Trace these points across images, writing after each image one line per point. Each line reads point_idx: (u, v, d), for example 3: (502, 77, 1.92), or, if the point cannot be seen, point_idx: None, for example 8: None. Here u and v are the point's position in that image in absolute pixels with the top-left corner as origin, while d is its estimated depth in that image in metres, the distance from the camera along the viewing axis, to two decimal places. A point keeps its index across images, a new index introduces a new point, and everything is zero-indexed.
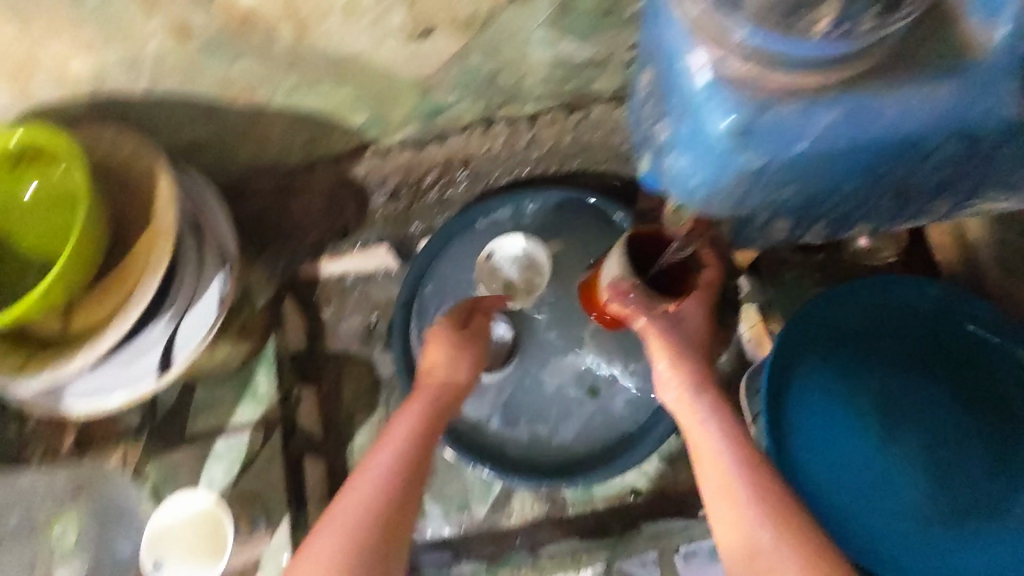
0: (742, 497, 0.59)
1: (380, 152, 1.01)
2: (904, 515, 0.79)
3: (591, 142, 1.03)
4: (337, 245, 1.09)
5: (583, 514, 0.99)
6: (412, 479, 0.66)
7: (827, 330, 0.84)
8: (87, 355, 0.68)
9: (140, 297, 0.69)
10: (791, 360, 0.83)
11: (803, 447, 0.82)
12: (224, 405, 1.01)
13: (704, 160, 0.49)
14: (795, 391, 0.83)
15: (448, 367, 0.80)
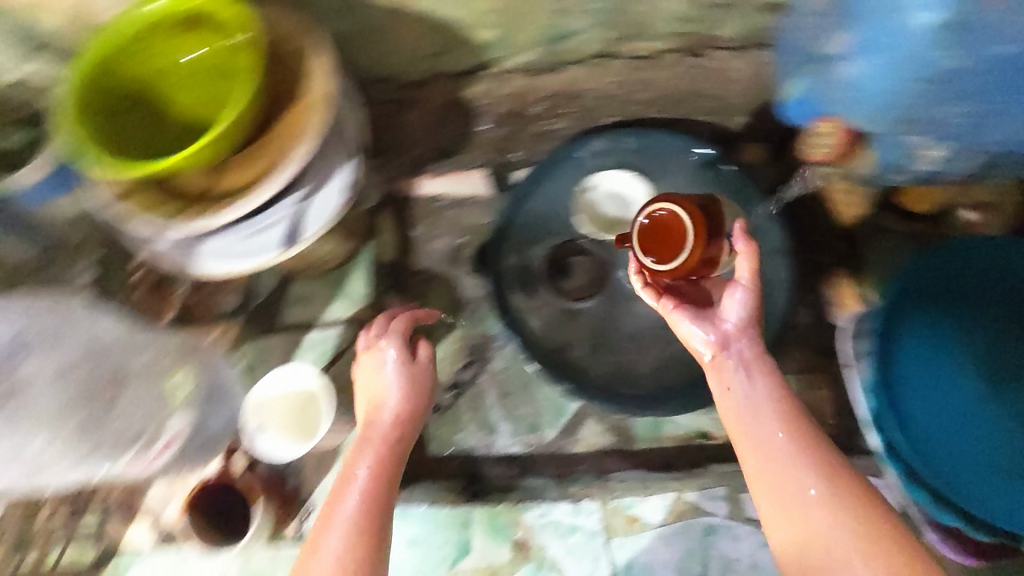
0: (795, 459, 0.69)
1: (496, 75, 1.02)
2: (999, 463, 0.85)
3: (701, 90, 1.05)
4: (438, 163, 1.12)
5: (651, 449, 1.02)
6: (371, 495, 0.75)
7: (937, 286, 0.89)
8: (230, 213, 0.72)
9: (285, 170, 0.72)
10: (899, 317, 0.88)
11: (908, 398, 0.87)
12: (318, 301, 1.06)
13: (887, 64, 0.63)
14: (900, 346, 0.88)
15: (400, 384, 0.89)
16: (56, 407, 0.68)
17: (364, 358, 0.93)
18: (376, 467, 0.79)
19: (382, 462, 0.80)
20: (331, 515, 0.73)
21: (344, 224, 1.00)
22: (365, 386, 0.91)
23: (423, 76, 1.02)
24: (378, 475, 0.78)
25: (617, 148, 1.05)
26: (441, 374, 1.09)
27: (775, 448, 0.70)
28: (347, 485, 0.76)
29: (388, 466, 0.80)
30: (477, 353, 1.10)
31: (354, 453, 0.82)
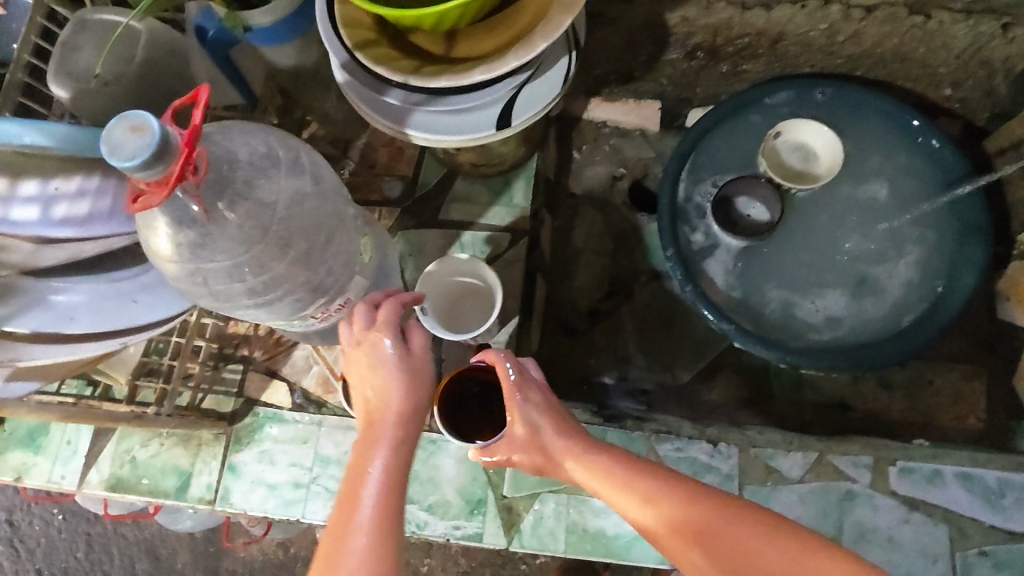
0: (685, 516, 0.59)
1: (704, 3, 0.97)
2: None
3: (911, 54, 1.01)
4: (615, 88, 1.11)
5: (785, 409, 1.00)
6: (386, 518, 0.57)
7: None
8: (453, 80, 0.70)
9: (520, 51, 0.68)
10: None
11: None
12: (477, 204, 1.04)
13: None
14: None
15: (402, 379, 0.67)
16: (263, 225, 0.64)
17: (356, 347, 0.70)
18: (380, 494, 0.58)
19: (383, 487, 0.59)
20: (330, 559, 0.54)
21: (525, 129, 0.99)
22: (359, 385, 0.69)
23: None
24: (386, 496, 0.58)
25: (811, 100, 1.01)
26: (581, 300, 1.08)
27: (672, 514, 0.59)
28: (348, 515, 0.56)
29: (401, 477, 0.61)
30: (621, 286, 1.09)
31: (349, 468, 0.61)
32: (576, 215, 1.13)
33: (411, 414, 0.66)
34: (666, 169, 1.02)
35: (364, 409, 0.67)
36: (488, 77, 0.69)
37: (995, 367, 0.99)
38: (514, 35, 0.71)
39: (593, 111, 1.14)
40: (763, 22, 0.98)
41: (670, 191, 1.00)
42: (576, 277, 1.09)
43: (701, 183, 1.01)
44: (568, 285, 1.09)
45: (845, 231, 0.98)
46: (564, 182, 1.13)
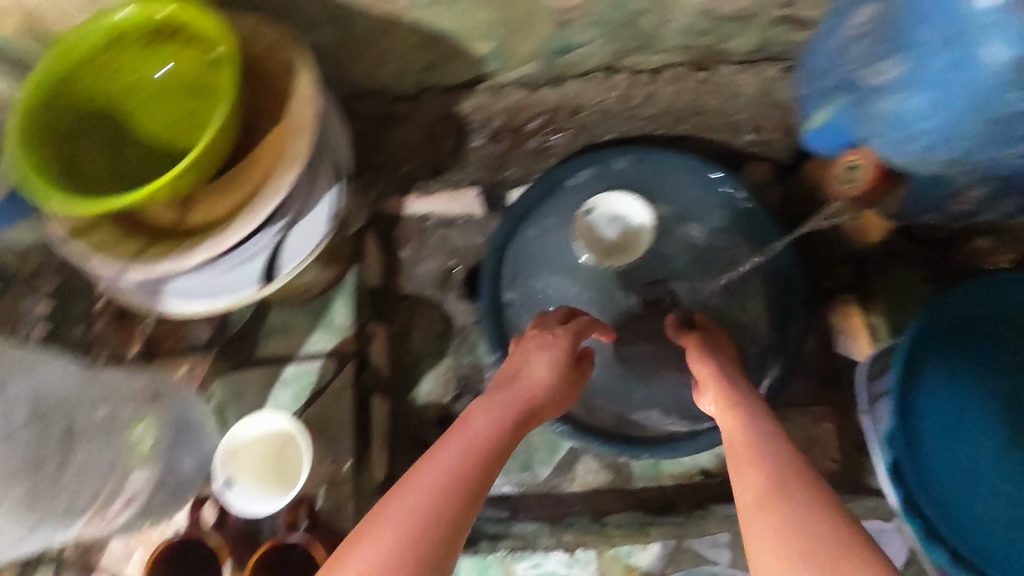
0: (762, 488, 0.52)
1: (493, 89, 0.96)
2: None
3: (705, 106, 0.99)
4: (427, 181, 1.07)
5: (650, 489, 0.98)
6: (485, 467, 0.54)
7: (952, 320, 0.77)
8: (179, 260, 0.63)
9: (246, 218, 0.63)
10: (918, 366, 0.75)
11: (930, 459, 0.74)
12: (297, 332, 0.98)
13: (938, 100, 0.46)
14: (920, 401, 0.75)
15: (541, 370, 0.69)
16: (29, 451, 0.66)
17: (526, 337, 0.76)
18: (479, 444, 0.56)
19: (490, 443, 0.57)
20: (421, 470, 0.52)
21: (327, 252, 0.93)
22: (523, 359, 0.70)
23: (415, 89, 0.95)
24: (490, 450, 0.56)
25: (610, 169, 1.01)
26: (428, 409, 1.03)
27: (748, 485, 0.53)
28: (456, 439, 0.56)
29: (507, 434, 0.59)
30: (468, 385, 1.04)
31: (476, 410, 0.61)
32: (412, 317, 1.07)
33: (543, 412, 0.67)
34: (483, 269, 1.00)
35: (502, 379, 0.69)
36: (215, 251, 0.63)
37: (844, 406, 0.98)
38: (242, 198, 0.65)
39: (413, 206, 1.09)
40: (554, 99, 0.97)
41: (491, 292, 0.99)
42: (421, 384, 1.04)
43: (524, 275, 1.00)
44: (413, 394, 1.04)
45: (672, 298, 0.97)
46: (394, 285, 1.08)
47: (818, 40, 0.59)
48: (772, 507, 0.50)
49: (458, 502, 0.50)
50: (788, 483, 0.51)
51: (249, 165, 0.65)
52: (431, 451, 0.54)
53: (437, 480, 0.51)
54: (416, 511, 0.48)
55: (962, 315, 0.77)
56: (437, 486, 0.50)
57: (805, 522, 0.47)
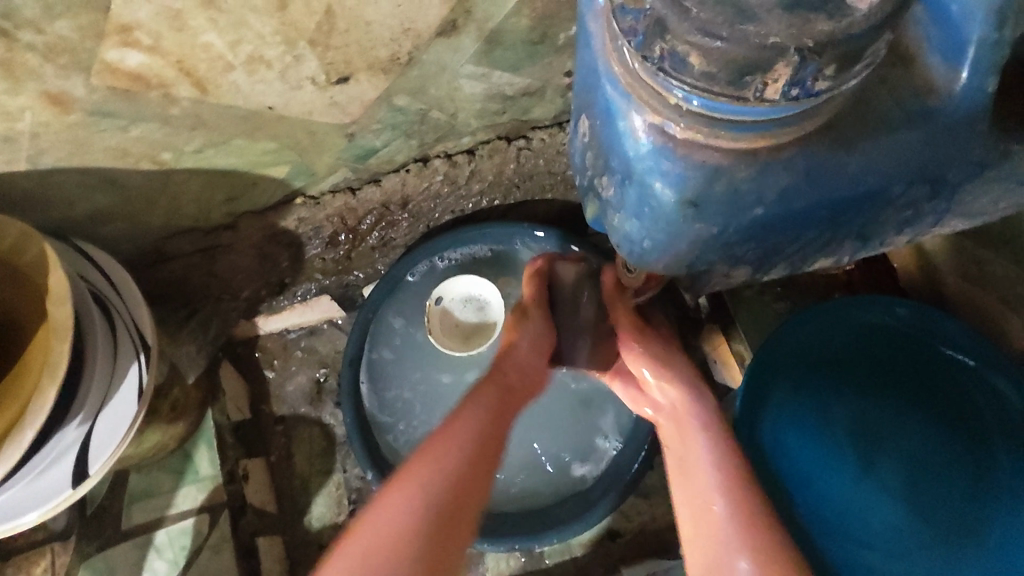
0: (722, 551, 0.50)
1: (312, 201, 0.92)
2: (890, 548, 0.74)
3: (535, 171, 0.98)
4: (273, 301, 1.02)
5: (562, 564, 0.94)
6: (481, 479, 0.53)
7: (798, 355, 0.81)
8: None
9: (6, 451, 0.57)
10: (758, 407, 0.79)
11: (793, 498, 0.76)
12: (162, 493, 0.92)
13: (650, 227, 0.42)
14: (771, 441, 0.78)
15: (530, 343, 0.69)
16: None
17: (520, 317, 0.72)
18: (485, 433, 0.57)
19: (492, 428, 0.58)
20: (413, 480, 0.50)
21: (169, 407, 0.88)
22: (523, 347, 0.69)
23: (228, 219, 0.90)
24: (492, 423, 0.58)
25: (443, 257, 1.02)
26: (324, 534, 0.99)
27: (708, 532, 0.51)
28: (442, 454, 0.53)
29: (492, 446, 0.56)
30: (361, 497, 1.01)
31: (483, 389, 0.62)
32: (291, 439, 1.04)
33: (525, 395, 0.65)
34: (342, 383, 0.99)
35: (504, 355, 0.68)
36: None
37: None
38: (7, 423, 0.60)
39: (266, 325, 1.05)
40: (380, 195, 0.94)
41: (352, 404, 0.97)
42: (311, 509, 1.00)
43: (383, 376, 1.00)
44: (306, 520, 1.00)
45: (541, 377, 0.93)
46: (265, 411, 1.04)
47: (572, 138, 0.58)
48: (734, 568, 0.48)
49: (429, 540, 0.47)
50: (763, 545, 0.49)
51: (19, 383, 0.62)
52: (440, 430, 0.55)
53: (439, 479, 0.51)
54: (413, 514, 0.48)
55: (807, 348, 0.81)
56: (438, 467, 0.52)
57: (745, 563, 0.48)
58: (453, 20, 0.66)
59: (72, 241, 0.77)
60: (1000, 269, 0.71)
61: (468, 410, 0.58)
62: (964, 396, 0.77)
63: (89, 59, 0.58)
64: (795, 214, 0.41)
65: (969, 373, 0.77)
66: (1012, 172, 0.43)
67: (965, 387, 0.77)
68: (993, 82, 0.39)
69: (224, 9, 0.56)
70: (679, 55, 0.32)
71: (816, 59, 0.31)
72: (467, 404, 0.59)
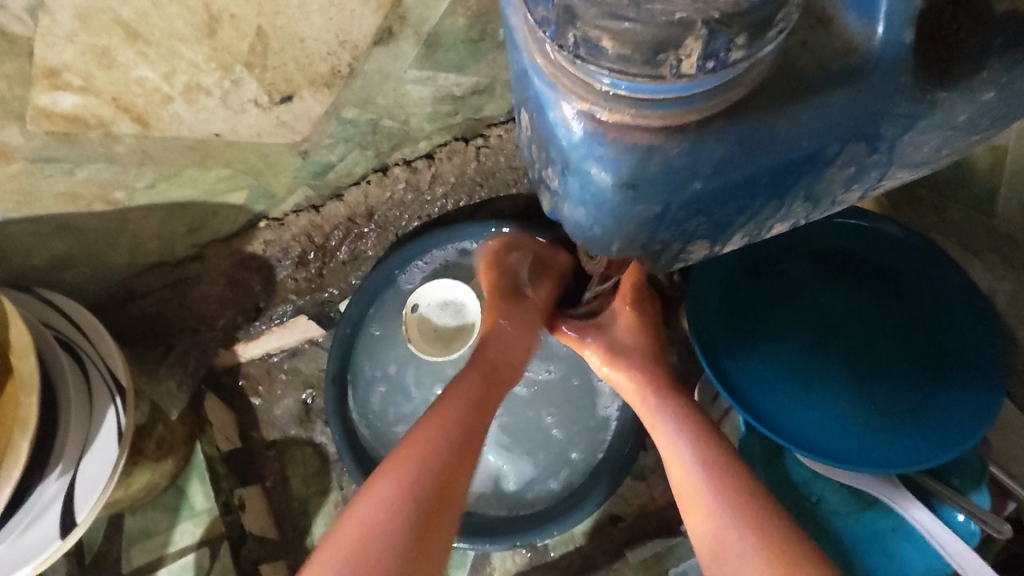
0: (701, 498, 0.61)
1: (276, 223, 0.92)
2: (872, 424, 0.69)
3: (497, 168, 0.98)
4: (250, 327, 1.01)
5: (567, 554, 0.94)
6: (456, 461, 0.64)
7: (727, 269, 0.77)
8: None
9: None
10: (710, 328, 0.74)
11: (769, 409, 0.70)
12: (158, 531, 0.92)
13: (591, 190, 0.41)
14: (729, 358, 0.72)
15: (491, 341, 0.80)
16: None
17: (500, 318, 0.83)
18: (447, 437, 0.66)
19: (451, 437, 0.66)
20: (395, 469, 0.62)
21: (154, 446, 0.87)
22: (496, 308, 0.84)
23: (193, 250, 0.89)
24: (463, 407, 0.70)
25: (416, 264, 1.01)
26: None
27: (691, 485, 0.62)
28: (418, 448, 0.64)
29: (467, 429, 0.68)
30: None
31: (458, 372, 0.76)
32: (284, 462, 1.03)
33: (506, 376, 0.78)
34: (327, 401, 0.98)
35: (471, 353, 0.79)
36: None
37: None
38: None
39: (246, 351, 1.04)
40: (344, 210, 0.94)
41: (340, 421, 0.96)
42: (313, 530, 1.00)
43: (367, 389, 1.00)
44: (309, 542, 1.00)
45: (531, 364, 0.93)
46: (256, 438, 1.04)
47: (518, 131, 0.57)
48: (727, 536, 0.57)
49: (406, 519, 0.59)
50: (727, 494, 0.59)
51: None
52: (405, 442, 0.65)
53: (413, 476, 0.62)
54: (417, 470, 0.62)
55: (733, 269, 0.77)
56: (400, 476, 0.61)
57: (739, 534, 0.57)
58: (389, 26, 0.65)
59: (36, 292, 0.76)
60: (958, 215, 0.72)
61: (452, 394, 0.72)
62: (890, 260, 0.75)
63: (20, 107, 0.57)
64: (739, 181, 0.41)
65: (888, 239, 0.74)
66: (944, 118, 0.43)
67: (880, 249, 0.75)
68: (910, 32, 0.39)
69: (152, 41, 0.56)
70: (592, 41, 0.32)
71: (725, 30, 0.31)
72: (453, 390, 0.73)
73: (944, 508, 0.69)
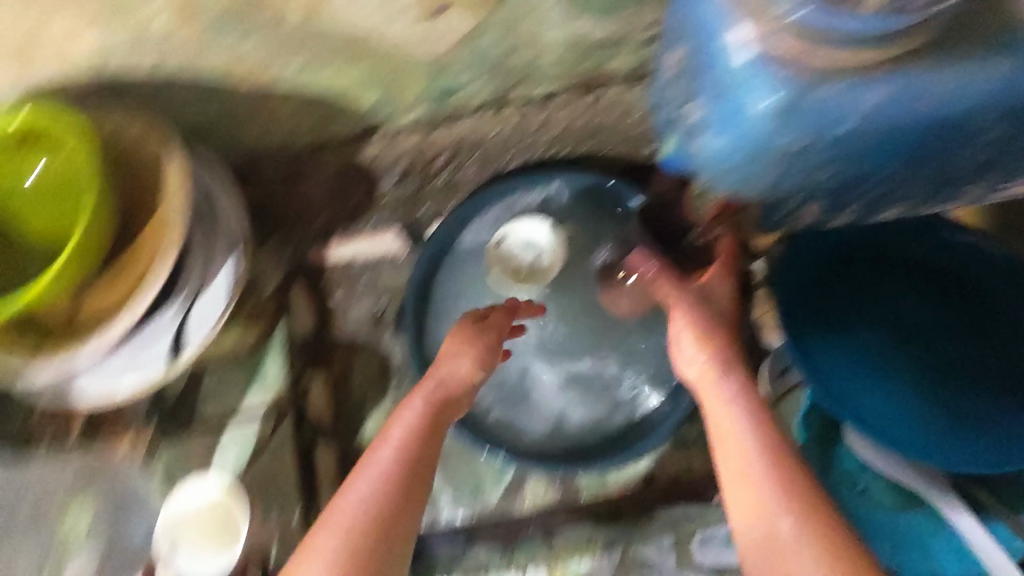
0: (765, 506, 0.66)
1: (388, 135, 0.97)
2: (931, 429, 0.75)
3: (606, 125, 1.00)
4: (347, 228, 1.05)
5: (597, 500, 0.98)
6: (413, 482, 0.70)
7: (826, 257, 0.81)
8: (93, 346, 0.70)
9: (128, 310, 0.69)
10: (800, 309, 0.79)
11: (840, 393, 0.76)
12: (233, 392, 1.01)
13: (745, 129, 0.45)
14: (812, 342, 0.78)
15: (464, 357, 0.80)
16: None
17: (484, 331, 0.82)
18: (388, 470, 0.70)
19: (405, 456, 0.71)
20: (341, 497, 0.67)
21: None
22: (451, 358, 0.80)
23: (312, 145, 0.96)
24: (422, 426, 0.74)
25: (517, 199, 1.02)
26: None
27: (762, 495, 0.66)
28: (365, 469, 0.70)
29: (415, 452, 0.72)
30: None
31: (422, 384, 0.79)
32: (350, 362, 1.05)
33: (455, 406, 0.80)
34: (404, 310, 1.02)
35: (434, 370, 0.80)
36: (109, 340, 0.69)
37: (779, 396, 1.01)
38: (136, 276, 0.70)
39: (337, 250, 1.06)
40: (454, 136, 0.98)
41: (412, 331, 1.01)
42: (365, 427, 1.03)
43: (441, 310, 1.03)
44: (358, 439, 1.03)
45: (607, 318, 0.97)
46: (328, 334, 1.05)
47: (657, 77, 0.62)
48: (778, 525, 0.64)
49: (366, 547, 0.64)
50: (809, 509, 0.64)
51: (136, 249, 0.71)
52: (358, 471, 0.70)
53: (373, 485, 0.68)
54: (365, 496, 0.67)
55: (834, 254, 0.81)
56: (354, 508, 0.66)
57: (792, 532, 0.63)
58: None
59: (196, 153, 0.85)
60: None
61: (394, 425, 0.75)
62: (990, 281, 0.78)
63: None
64: (880, 141, 0.44)
65: (977, 252, 0.79)
66: None
67: (980, 268, 0.79)
68: None
69: None
70: None
71: None
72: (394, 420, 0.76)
73: (993, 522, 0.75)
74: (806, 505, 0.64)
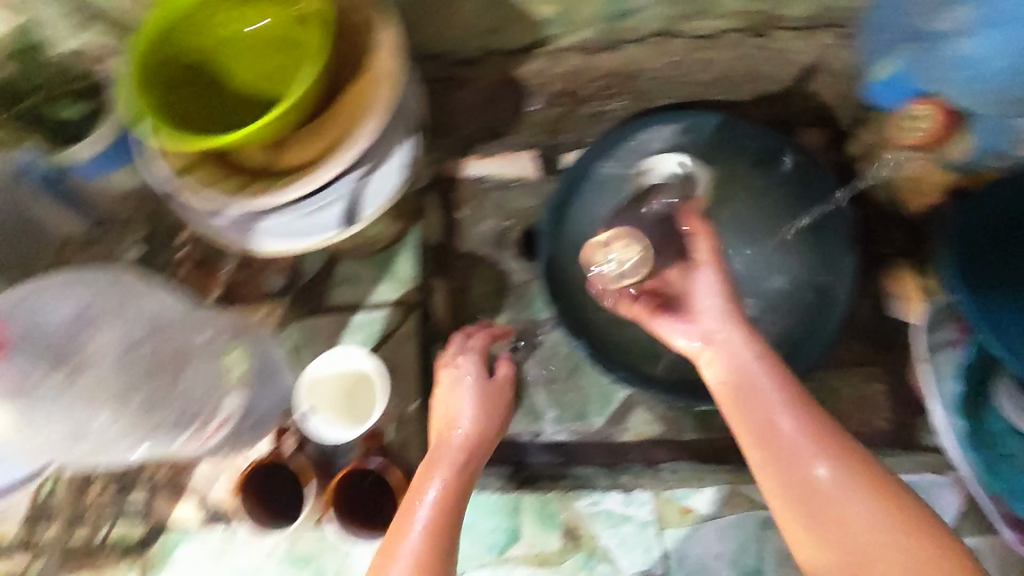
0: (812, 490, 0.62)
1: (552, 53, 1.00)
2: None
3: (761, 72, 1.01)
4: (489, 145, 1.08)
5: (700, 440, 0.98)
6: (448, 529, 0.74)
7: (994, 215, 0.87)
8: (278, 194, 0.71)
9: (332, 161, 0.70)
10: (966, 258, 0.85)
11: (1003, 338, 0.81)
12: (364, 282, 1.04)
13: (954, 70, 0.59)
14: (977, 292, 0.84)
15: (473, 412, 0.88)
16: None
17: (491, 387, 0.92)
18: (431, 526, 0.73)
19: (436, 516, 0.74)
20: (394, 547, 0.71)
21: None
22: (464, 413, 0.89)
23: (480, 52, 0.99)
24: (452, 488, 0.78)
25: (661, 133, 1.04)
26: None
27: (794, 474, 0.64)
28: (405, 521, 0.74)
29: (454, 500, 0.77)
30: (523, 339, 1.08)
31: (444, 437, 0.86)
32: (471, 272, 1.07)
33: (473, 455, 0.85)
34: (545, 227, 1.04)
35: (438, 436, 0.86)
36: (311, 187, 0.70)
37: (897, 366, 1.02)
38: (341, 128, 0.71)
39: (472, 167, 1.08)
40: (613, 62, 1.01)
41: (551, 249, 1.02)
42: None
43: (582, 229, 1.05)
44: None
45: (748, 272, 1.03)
46: (453, 245, 1.08)
47: None
48: (812, 471, 0.63)
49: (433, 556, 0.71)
50: (853, 469, 0.62)
51: (343, 103, 0.71)
52: (392, 533, 0.73)
53: (413, 549, 0.71)
54: (414, 544, 0.71)
55: (1002, 213, 0.87)
56: (397, 557, 0.70)
57: (869, 515, 0.60)
58: None
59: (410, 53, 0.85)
60: None
61: (421, 480, 0.79)
62: None
63: None
64: None
65: None
66: None
67: None
68: None
69: None
70: None
71: None
72: (426, 467, 0.82)
73: None
74: (863, 477, 0.62)
